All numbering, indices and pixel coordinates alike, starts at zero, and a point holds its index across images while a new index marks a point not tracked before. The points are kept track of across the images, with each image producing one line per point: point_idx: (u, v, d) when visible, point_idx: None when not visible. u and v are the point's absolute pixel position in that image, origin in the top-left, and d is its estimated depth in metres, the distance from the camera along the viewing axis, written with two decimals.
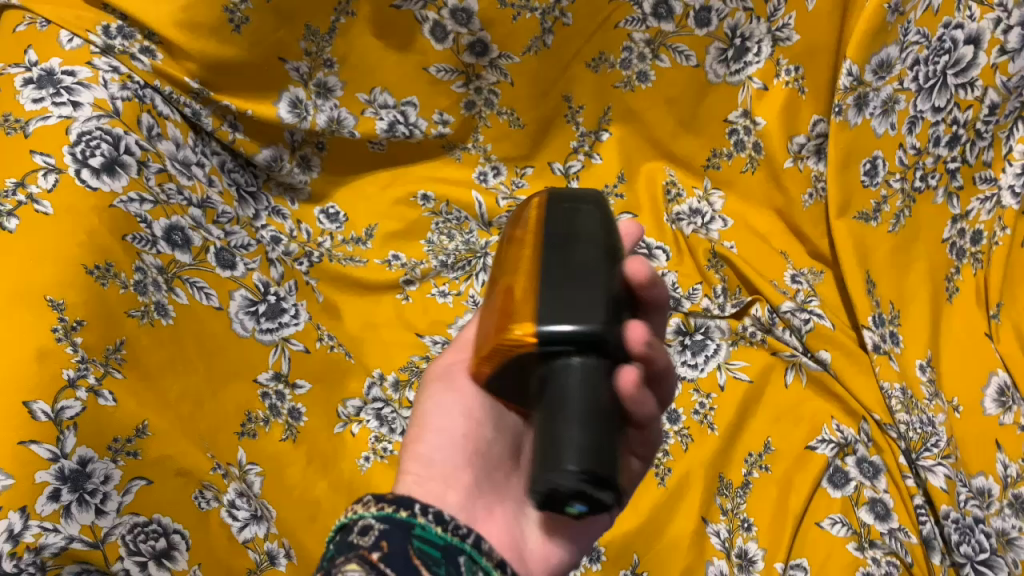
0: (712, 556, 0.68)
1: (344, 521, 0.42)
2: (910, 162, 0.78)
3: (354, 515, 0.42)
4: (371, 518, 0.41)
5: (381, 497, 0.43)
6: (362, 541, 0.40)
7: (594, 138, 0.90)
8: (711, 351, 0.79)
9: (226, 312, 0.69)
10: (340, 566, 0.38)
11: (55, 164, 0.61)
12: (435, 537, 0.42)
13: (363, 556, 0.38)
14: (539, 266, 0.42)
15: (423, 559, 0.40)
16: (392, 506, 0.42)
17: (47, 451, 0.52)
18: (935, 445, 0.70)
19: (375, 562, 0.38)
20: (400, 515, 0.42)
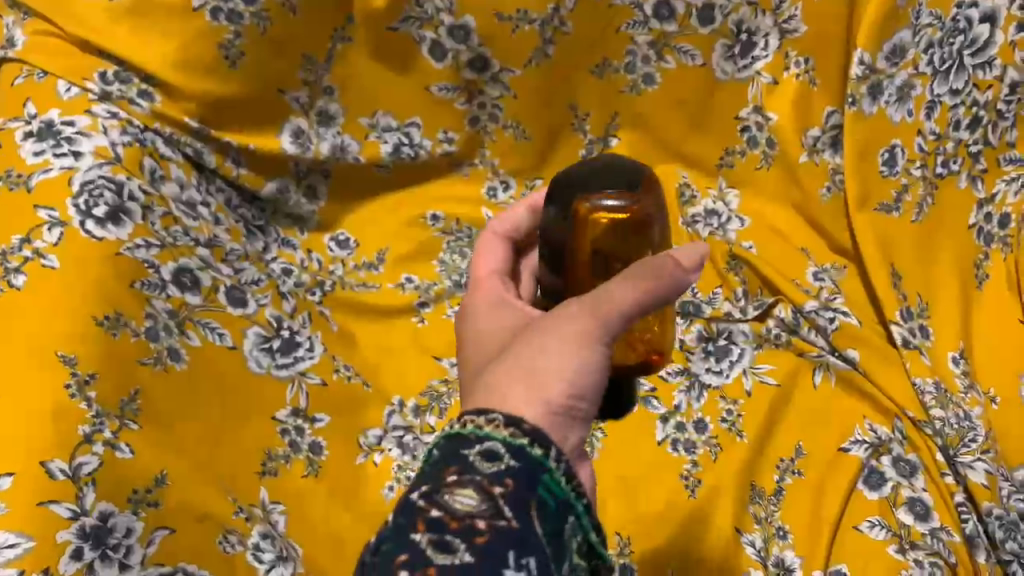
0: (749, 568, 0.66)
1: (470, 424, 0.39)
2: (930, 148, 0.76)
3: (478, 430, 0.39)
4: (499, 444, 0.38)
5: (516, 422, 0.39)
6: (484, 467, 0.37)
7: (602, 144, 0.87)
8: (735, 356, 0.78)
9: (240, 350, 0.68)
10: (453, 487, 0.37)
11: (59, 218, 0.62)
12: (559, 488, 0.39)
13: (481, 485, 0.37)
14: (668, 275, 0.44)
15: (540, 501, 0.38)
16: (527, 438, 0.39)
17: (66, 510, 0.52)
18: (973, 440, 0.68)
19: (491, 498, 0.37)
20: (533, 453, 0.38)
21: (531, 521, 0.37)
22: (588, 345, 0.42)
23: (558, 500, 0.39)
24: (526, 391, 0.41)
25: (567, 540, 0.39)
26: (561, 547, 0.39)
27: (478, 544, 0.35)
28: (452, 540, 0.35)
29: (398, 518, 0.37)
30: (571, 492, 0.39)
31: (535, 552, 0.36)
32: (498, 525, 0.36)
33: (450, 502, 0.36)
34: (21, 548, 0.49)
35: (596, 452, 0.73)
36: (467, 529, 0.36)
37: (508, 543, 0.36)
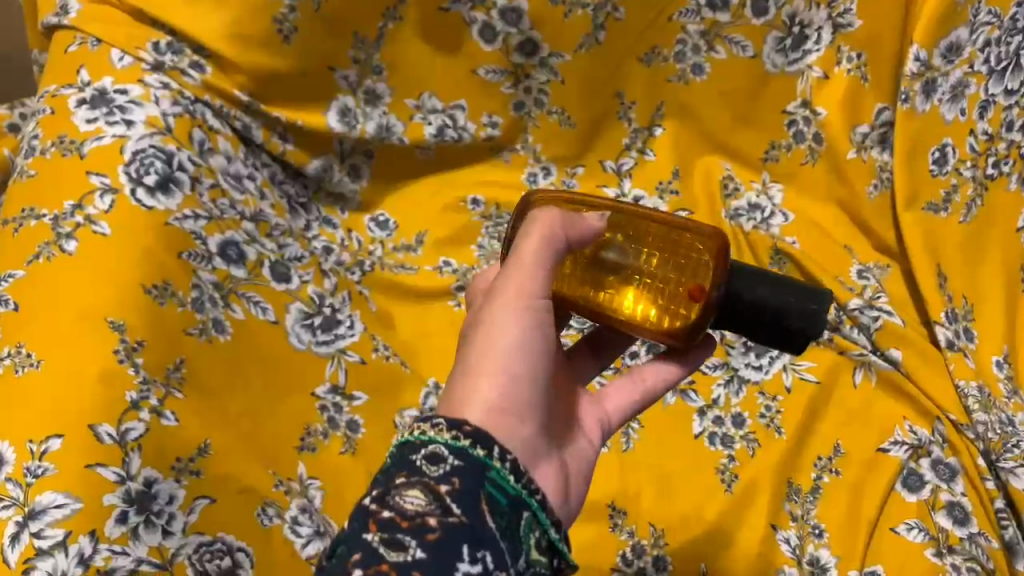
0: (783, 565, 0.66)
1: (417, 429, 0.39)
2: (981, 149, 0.76)
3: (422, 435, 0.39)
4: (444, 446, 0.38)
5: (459, 425, 0.39)
6: (431, 470, 0.37)
7: (647, 134, 0.87)
8: (775, 352, 0.77)
9: (283, 325, 0.69)
10: (401, 489, 0.37)
11: (110, 184, 0.62)
12: (506, 486, 0.39)
13: (430, 486, 0.37)
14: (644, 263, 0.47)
15: (489, 499, 0.37)
16: (469, 438, 0.39)
17: (113, 474, 0.52)
18: (1017, 446, 0.67)
19: (439, 497, 0.36)
20: (476, 453, 0.38)
21: (482, 517, 0.36)
22: (522, 326, 0.44)
23: (506, 499, 0.39)
24: (467, 389, 0.42)
25: (520, 537, 0.39)
26: (515, 543, 0.38)
27: (430, 541, 0.34)
28: (404, 538, 0.35)
29: (351, 525, 0.36)
30: (519, 485, 0.39)
31: (489, 546, 0.36)
32: (448, 522, 0.35)
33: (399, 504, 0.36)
34: (69, 509, 0.50)
35: (630, 444, 0.74)
36: (419, 527, 0.35)
37: (461, 538, 0.35)
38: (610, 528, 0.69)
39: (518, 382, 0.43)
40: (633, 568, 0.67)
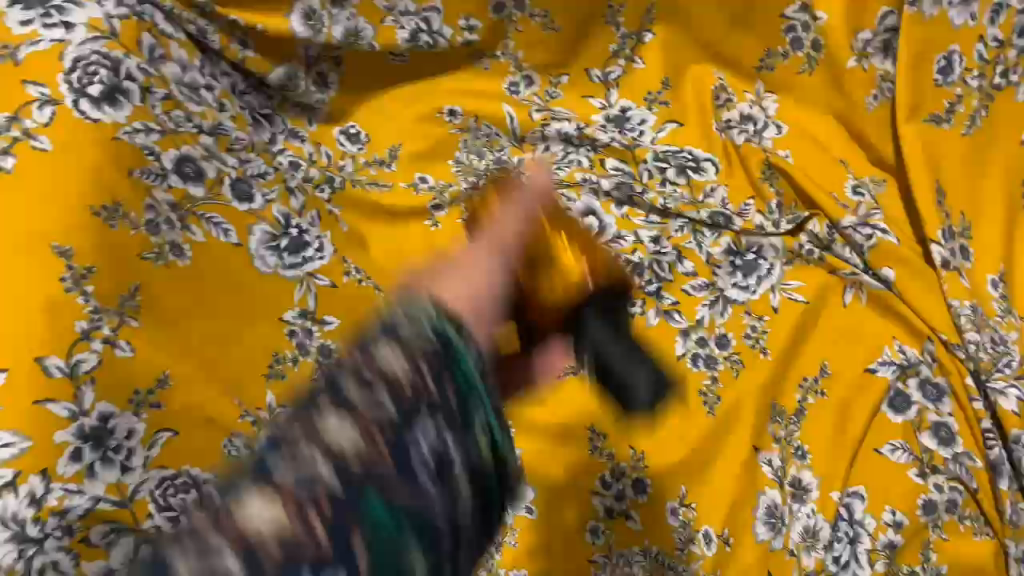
0: (764, 486, 0.65)
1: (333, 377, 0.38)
2: (990, 57, 0.72)
3: (329, 386, 0.38)
4: (351, 393, 0.38)
5: (387, 374, 0.38)
6: (331, 417, 0.37)
7: (636, 40, 0.82)
8: (763, 271, 0.74)
9: (247, 248, 0.65)
10: (296, 441, 0.36)
11: (50, 95, 0.56)
12: (455, 407, 0.40)
13: (320, 439, 0.36)
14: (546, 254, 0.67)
15: (452, 425, 0.39)
16: (408, 391, 0.38)
17: (63, 410, 0.50)
18: (1007, 366, 0.66)
19: (343, 447, 0.36)
20: (395, 414, 0.38)
21: (388, 467, 0.37)
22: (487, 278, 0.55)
23: (412, 437, 0.38)
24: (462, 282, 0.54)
25: (455, 485, 0.39)
26: (446, 482, 0.39)
27: (319, 512, 0.34)
28: (282, 500, 0.34)
29: (237, 481, 0.35)
30: (479, 386, 0.41)
31: (401, 503, 0.36)
32: (371, 467, 0.36)
33: (367, 377, 0.38)
34: (17, 449, 0.48)
35: None
36: (303, 487, 0.34)
37: (351, 507, 0.35)
38: (589, 451, 0.68)
39: (482, 313, 0.51)
40: (612, 491, 0.67)
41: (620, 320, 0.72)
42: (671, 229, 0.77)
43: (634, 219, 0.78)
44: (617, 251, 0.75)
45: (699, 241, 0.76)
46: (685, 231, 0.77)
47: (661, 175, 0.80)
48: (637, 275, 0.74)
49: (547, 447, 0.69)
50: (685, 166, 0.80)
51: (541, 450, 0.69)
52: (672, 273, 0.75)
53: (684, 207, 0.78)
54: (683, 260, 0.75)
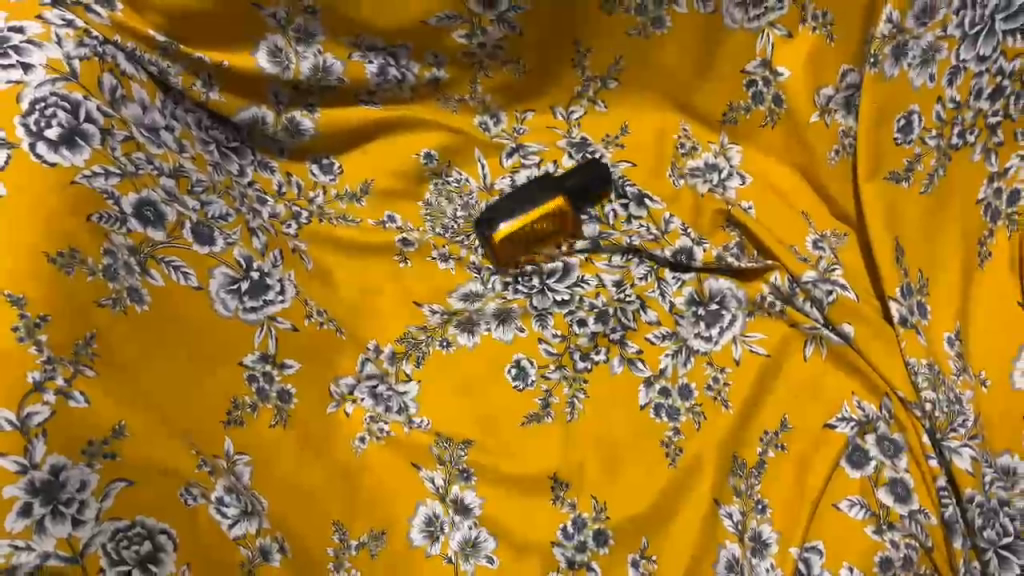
0: (724, 539, 0.65)
1: None
2: (948, 117, 0.73)
3: None
4: None
5: None
6: None
7: (600, 84, 0.84)
8: (726, 323, 0.76)
9: (206, 292, 0.63)
10: None
11: (6, 138, 0.54)
12: None
13: None
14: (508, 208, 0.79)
15: None
16: None
17: (13, 464, 0.48)
18: (962, 426, 0.68)
19: None
20: None
21: None
22: None
23: None
24: None
25: None
26: None
27: None
28: None
29: None
30: None
31: None
32: None
33: None
34: None
35: (575, 415, 0.71)
36: None
37: None
38: (551, 500, 0.68)
39: None
40: (573, 542, 0.66)
41: (584, 367, 0.74)
42: (634, 274, 0.79)
43: (596, 262, 0.80)
44: (581, 295, 0.78)
45: (662, 290, 0.78)
46: (649, 279, 0.78)
47: (625, 213, 0.82)
48: (601, 322, 0.76)
49: (505, 493, 0.68)
50: (642, 195, 0.83)
51: (499, 497, 0.67)
52: (636, 322, 0.76)
53: (648, 245, 0.80)
54: (646, 309, 0.77)
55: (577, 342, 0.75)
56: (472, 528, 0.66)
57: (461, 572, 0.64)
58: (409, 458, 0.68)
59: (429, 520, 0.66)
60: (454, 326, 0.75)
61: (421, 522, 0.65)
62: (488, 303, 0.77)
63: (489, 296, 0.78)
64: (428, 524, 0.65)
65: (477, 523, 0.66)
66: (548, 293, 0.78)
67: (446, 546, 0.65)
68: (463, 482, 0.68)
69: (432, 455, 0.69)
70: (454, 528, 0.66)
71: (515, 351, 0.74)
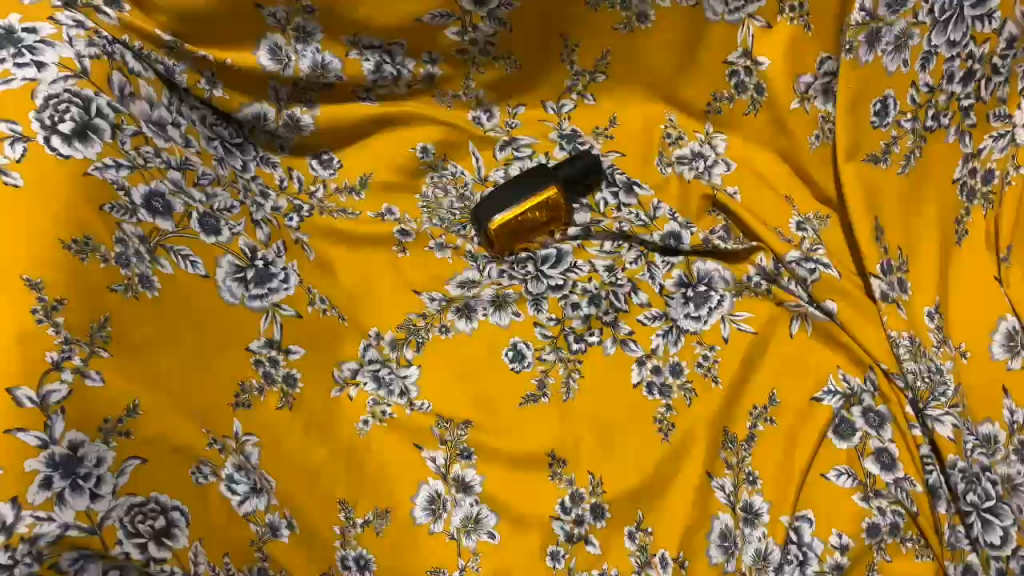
0: (718, 510, 0.68)
1: None
2: (922, 101, 0.76)
3: None
4: None
5: None
6: None
7: (589, 78, 0.87)
8: (714, 303, 0.78)
9: (215, 279, 0.66)
10: None
11: (22, 132, 0.57)
12: None
13: None
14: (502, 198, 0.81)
15: None
16: None
17: (34, 439, 0.51)
18: (943, 395, 0.70)
19: None
20: None
21: None
22: None
23: None
24: None
25: None
26: None
27: None
28: None
29: None
30: None
31: None
32: None
33: None
34: None
35: (571, 394, 0.74)
36: None
37: None
38: (550, 476, 0.70)
39: None
40: (571, 515, 0.68)
41: (578, 348, 0.77)
42: (625, 260, 0.82)
43: (589, 249, 0.83)
44: (574, 280, 0.80)
45: (652, 273, 0.81)
46: (639, 263, 0.81)
47: (615, 201, 0.85)
48: (594, 305, 0.79)
49: (505, 470, 0.70)
50: (631, 183, 0.86)
51: (499, 474, 0.70)
52: (628, 304, 0.79)
53: (638, 230, 0.82)
54: (637, 292, 0.79)
55: (572, 325, 0.78)
56: (473, 504, 0.68)
57: (463, 547, 0.66)
58: (412, 439, 0.70)
59: (431, 499, 0.68)
60: (452, 312, 0.77)
61: (424, 500, 0.67)
62: (484, 289, 0.79)
63: (485, 282, 0.80)
64: (430, 502, 0.67)
65: (479, 499, 0.68)
66: (542, 279, 0.80)
67: (448, 523, 0.67)
68: (465, 461, 0.70)
69: (434, 436, 0.71)
70: (456, 506, 0.68)
71: (511, 336, 0.77)
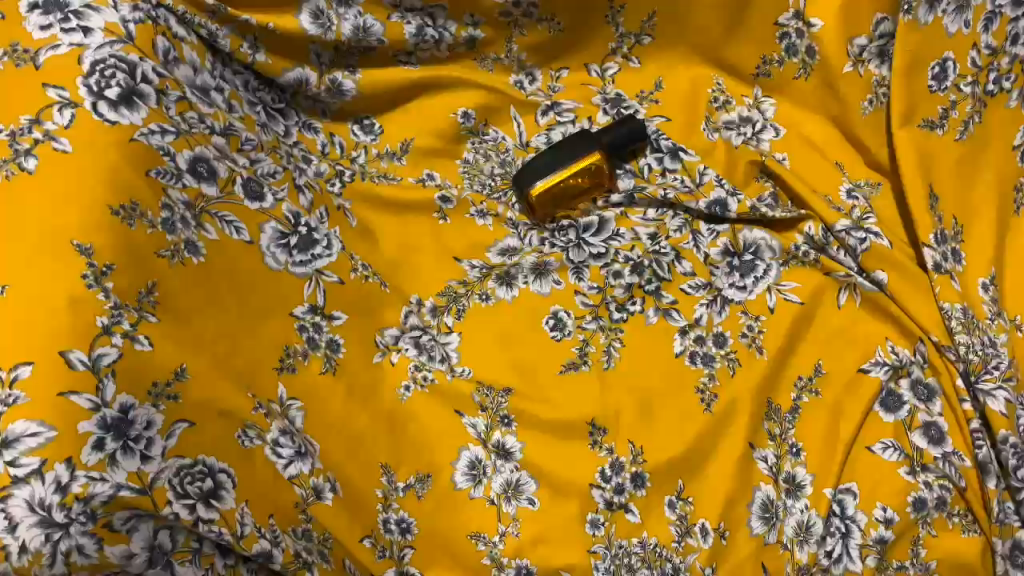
0: (759, 481, 0.67)
1: None
2: (983, 64, 0.73)
3: None
4: None
5: None
6: None
7: (634, 40, 0.85)
8: (760, 273, 0.77)
9: (259, 245, 0.66)
10: None
11: (70, 98, 0.58)
12: None
13: None
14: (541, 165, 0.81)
15: None
16: None
17: (87, 402, 0.52)
18: (997, 368, 0.69)
19: None
20: None
21: None
22: None
23: None
24: None
25: None
26: None
27: None
28: None
29: None
30: None
31: None
32: None
33: None
34: (43, 438, 0.50)
35: (611, 363, 0.74)
36: None
37: None
38: (590, 445, 0.70)
39: None
40: (612, 484, 0.68)
41: (620, 317, 0.76)
42: (669, 227, 0.80)
43: (631, 216, 0.81)
44: (616, 248, 0.79)
45: (697, 242, 0.79)
46: (684, 231, 0.80)
47: (660, 166, 0.83)
48: (637, 274, 0.78)
49: (545, 438, 0.70)
50: (676, 149, 0.84)
51: (539, 441, 0.70)
52: (670, 273, 0.78)
53: (683, 197, 0.81)
54: (681, 261, 0.78)
55: (613, 293, 0.77)
56: (513, 471, 0.69)
57: (503, 513, 0.67)
58: (452, 405, 0.70)
59: (472, 464, 0.68)
60: (493, 280, 0.77)
61: (465, 465, 0.68)
62: (526, 257, 0.79)
63: (526, 250, 0.80)
64: (471, 468, 0.68)
65: (519, 466, 0.69)
66: (584, 247, 0.80)
67: (489, 489, 0.68)
68: (505, 428, 0.70)
69: (474, 402, 0.71)
70: (496, 472, 0.69)
71: (552, 304, 0.76)
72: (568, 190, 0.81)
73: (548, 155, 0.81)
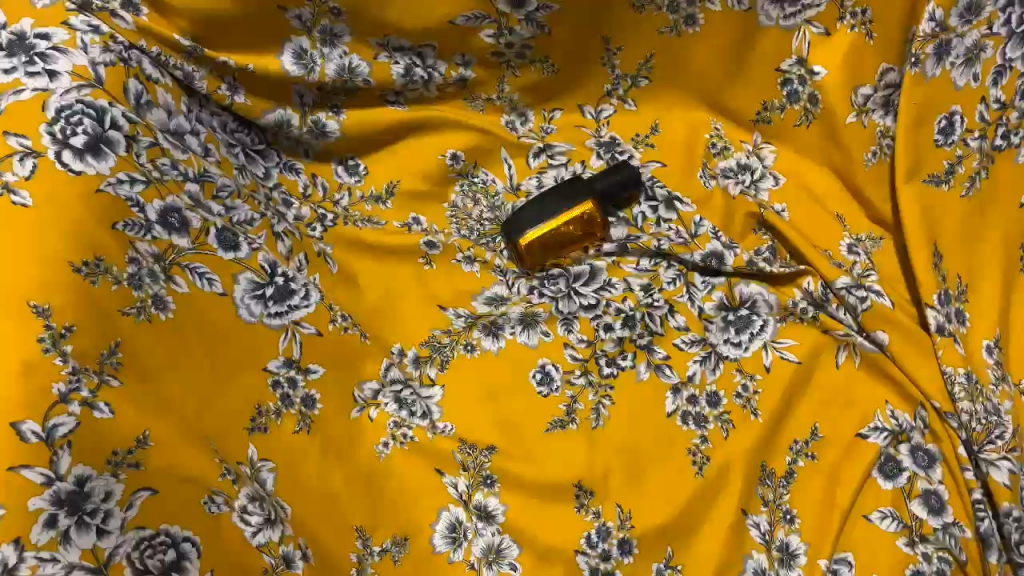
0: (752, 550, 0.64)
1: None
2: (992, 118, 0.70)
3: None
4: None
5: None
6: None
7: (630, 83, 0.83)
8: (757, 329, 0.74)
9: (231, 298, 0.63)
10: None
11: (32, 146, 0.55)
12: None
13: None
14: (531, 215, 0.78)
15: None
16: None
17: (39, 476, 0.48)
18: (999, 438, 0.65)
19: None
20: None
21: None
22: None
23: None
24: None
25: None
26: None
27: None
28: None
29: None
30: None
31: None
32: None
33: None
34: None
35: (600, 422, 0.71)
36: None
37: None
38: (575, 508, 0.67)
39: None
40: (598, 550, 0.65)
41: (610, 372, 0.73)
42: (662, 278, 0.78)
43: (624, 266, 0.79)
44: (607, 299, 0.77)
45: (691, 295, 0.77)
46: (678, 284, 0.77)
47: (654, 215, 0.82)
48: (628, 328, 0.75)
49: (529, 501, 0.67)
50: (672, 198, 0.82)
51: (522, 504, 0.67)
52: (664, 328, 0.75)
53: (677, 248, 0.78)
54: (675, 315, 0.76)
55: (603, 347, 0.74)
56: (495, 534, 0.65)
57: None
58: (433, 463, 0.67)
59: (452, 526, 0.65)
60: (479, 330, 0.74)
61: (444, 527, 0.64)
62: (513, 307, 0.76)
63: (514, 300, 0.77)
64: (451, 530, 0.64)
65: (501, 529, 0.65)
66: (574, 297, 0.77)
67: (469, 552, 0.64)
68: (487, 489, 0.67)
69: (456, 461, 0.68)
70: (477, 535, 0.65)
71: (539, 357, 0.74)
72: (558, 240, 0.78)
73: (538, 206, 0.78)
